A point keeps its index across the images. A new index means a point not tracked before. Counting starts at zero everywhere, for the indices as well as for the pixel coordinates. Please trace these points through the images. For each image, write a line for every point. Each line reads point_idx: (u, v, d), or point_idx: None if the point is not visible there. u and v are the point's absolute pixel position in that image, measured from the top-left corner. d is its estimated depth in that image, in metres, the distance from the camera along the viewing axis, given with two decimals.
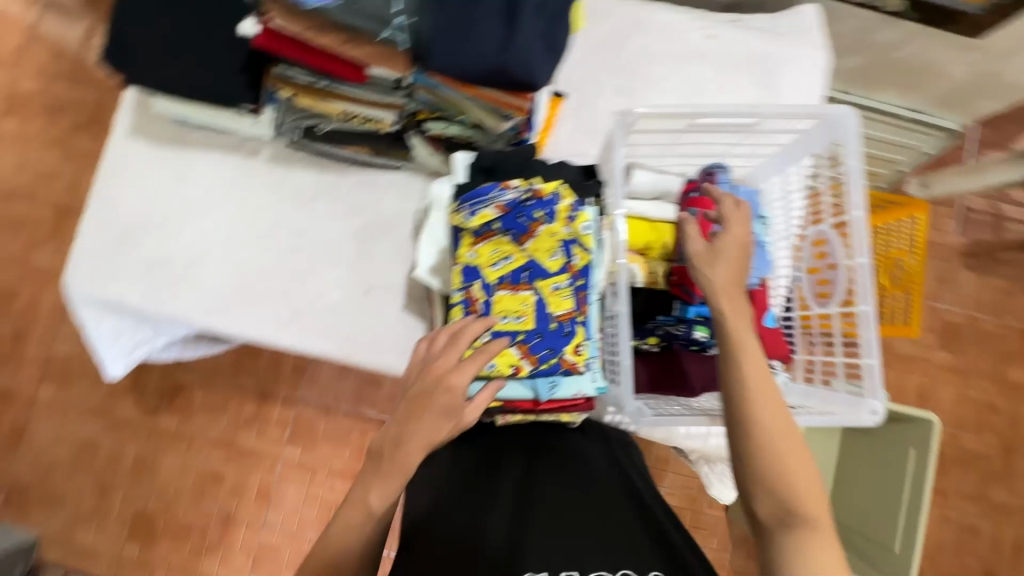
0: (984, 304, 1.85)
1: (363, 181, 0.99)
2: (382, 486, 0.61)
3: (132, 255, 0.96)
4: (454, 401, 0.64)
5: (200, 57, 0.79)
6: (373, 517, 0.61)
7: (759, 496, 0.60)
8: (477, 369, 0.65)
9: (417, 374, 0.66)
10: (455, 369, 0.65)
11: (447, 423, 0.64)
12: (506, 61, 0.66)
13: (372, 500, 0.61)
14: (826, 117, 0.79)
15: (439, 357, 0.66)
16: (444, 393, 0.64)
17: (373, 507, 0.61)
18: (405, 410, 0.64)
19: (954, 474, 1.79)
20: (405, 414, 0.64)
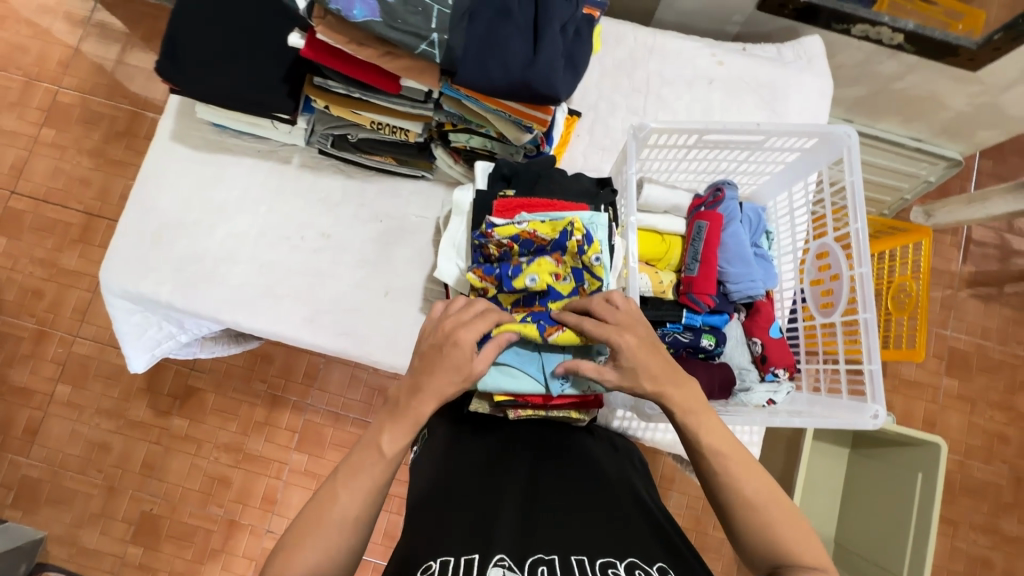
0: (990, 332, 1.86)
1: (386, 189, 1.05)
2: (394, 431, 0.63)
3: (165, 250, 1.01)
4: (462, 356, 0.64)
5: (246, 68, 0.86)
6: (385, 459, 0.62)
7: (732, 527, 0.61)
8: (482, 326, 0.66)
9: (431, 330, 0.68)
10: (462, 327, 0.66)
11: (456, 377, 0.64)
12: (530, 77, 0.72)
13: (384, 441, 0.62)
14: (828, 136, 0.83)
15: (451, 315, 0.68)
16: (451, 346, 0.64)
17: (385, 448, 0.62)
18: (420, 361, 0.66)
19: (964, 504, 1.77)
20: (420, 364, 0.66)
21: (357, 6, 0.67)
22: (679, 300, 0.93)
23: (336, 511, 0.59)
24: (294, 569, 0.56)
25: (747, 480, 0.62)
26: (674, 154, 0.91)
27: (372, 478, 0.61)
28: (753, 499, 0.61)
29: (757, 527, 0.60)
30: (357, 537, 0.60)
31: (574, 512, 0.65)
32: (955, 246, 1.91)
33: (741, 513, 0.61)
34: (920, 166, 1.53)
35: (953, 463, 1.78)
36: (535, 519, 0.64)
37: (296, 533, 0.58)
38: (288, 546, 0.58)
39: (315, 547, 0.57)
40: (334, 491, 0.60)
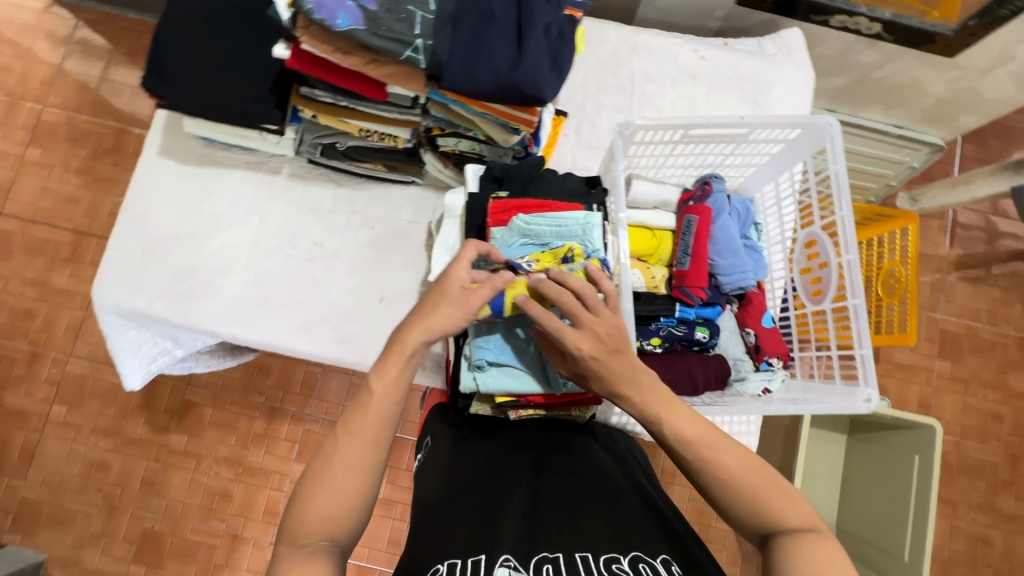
0: (980, 314, 1.89)
1: (376, 196, 1.05)
2: (386, 369, 0.63)
3: (158, 265, 1.01)
4: (450, 284, 0.67)
5: (232, 78, 0.86)
6: (379, 396, 0.63)
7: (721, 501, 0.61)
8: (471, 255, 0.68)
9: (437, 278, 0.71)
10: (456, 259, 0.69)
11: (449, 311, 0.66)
12: (516, 78, 0.72)
13: (375, 381, 0.63)
14: (811, 126, 0.84)
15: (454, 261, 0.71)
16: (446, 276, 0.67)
17: (377, 388, 0.63)
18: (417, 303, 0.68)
19: (962, 484, 1.79)
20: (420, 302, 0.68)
21: (341, 15, 0.67)
22: (671, 294, 0.95)
23: (339, 459, 0.60)
24: (310, 511, 0.58)
25: (726, 455, 0.61)
26: (661, 150, 0.92)
27: (377, 421, 0.62)
28: (738, 473, 0.60)
29: (740, 499, 0.60)
30: (369, 484, 0.61)
31: (579, 511, 0.65)
32: (942, 230, 1.93)
33: (722, 484, 0.61)
34: (903, 152, 1.55)
35: (949, 444, 1.80)
36: (540, 520, 0.64)
37: (304, 486, 0.60)
38: (299, 498, 0.59)
39: (322, 499, 0.59)
40: (336, 444, 0.61)
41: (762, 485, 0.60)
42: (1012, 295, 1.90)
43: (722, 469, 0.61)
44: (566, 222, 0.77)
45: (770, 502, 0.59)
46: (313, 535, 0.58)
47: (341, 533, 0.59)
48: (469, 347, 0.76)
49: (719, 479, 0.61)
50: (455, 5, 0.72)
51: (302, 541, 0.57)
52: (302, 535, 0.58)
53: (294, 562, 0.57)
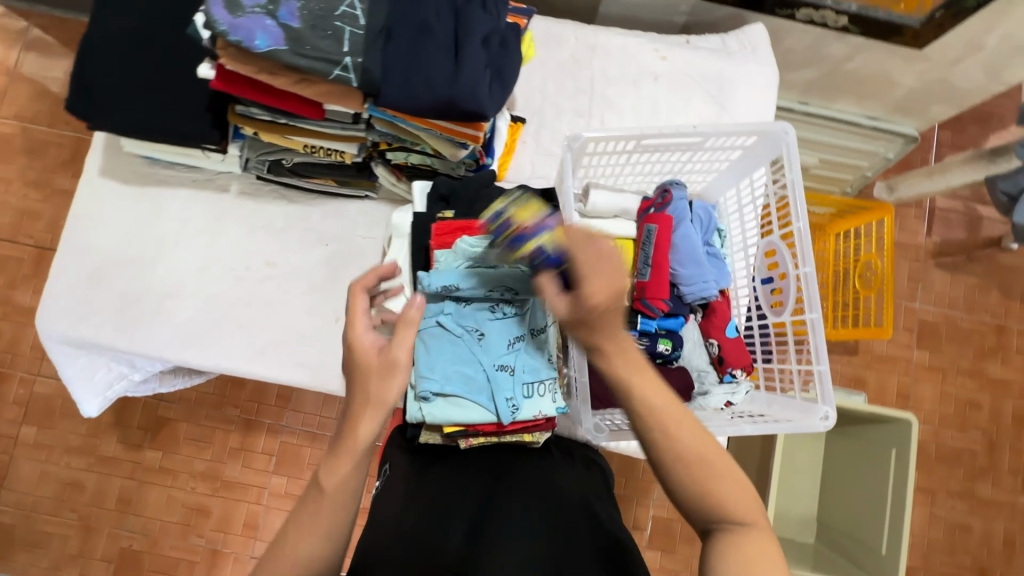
0: (958, 302, 1.88)
1: (329, 211, 1.02)
2: (335, 470, 0.58)
3: (104, 292, 0.97)
4: (362, 349, 0.61)
5: (164, 98, 0.82)
6: (327, 493, 0.58)
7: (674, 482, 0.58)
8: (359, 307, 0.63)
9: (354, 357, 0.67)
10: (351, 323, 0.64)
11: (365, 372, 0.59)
12: (454, 93, 0.69)
13: (326, 482, 0.58)
14: (767, 133, 0.82)
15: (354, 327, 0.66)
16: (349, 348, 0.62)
17: (325, 485, 0.58)
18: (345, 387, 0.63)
19: (942, 472, 1.80)
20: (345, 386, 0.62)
21: (259, 36, 0.64)
22: (633, 305, 0.90)
23: (292, 551, 0.57)
24: None
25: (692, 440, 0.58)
26: (618, 158, 0.89)
27: (331, 519, 0.58)
28: (702, 461, 0.57)
29: (695, 484, 0.57)
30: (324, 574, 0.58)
31: (523, 549, 0.65)
32: (919, 219, 1.92)
33: (684, 463, 0.57)
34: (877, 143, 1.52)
35: (928, 433, 1.81)
36: (482, 559, 0.63)
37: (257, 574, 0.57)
38: None
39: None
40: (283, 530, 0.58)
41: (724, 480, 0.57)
42: (989, 282, 1.90)
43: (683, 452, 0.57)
44: None
45: (727, 493, 0.56)
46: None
47: None
48: (413, 376, 0.73)
49: (681, 464, 0.57)
50: (387, 19, 0.69)
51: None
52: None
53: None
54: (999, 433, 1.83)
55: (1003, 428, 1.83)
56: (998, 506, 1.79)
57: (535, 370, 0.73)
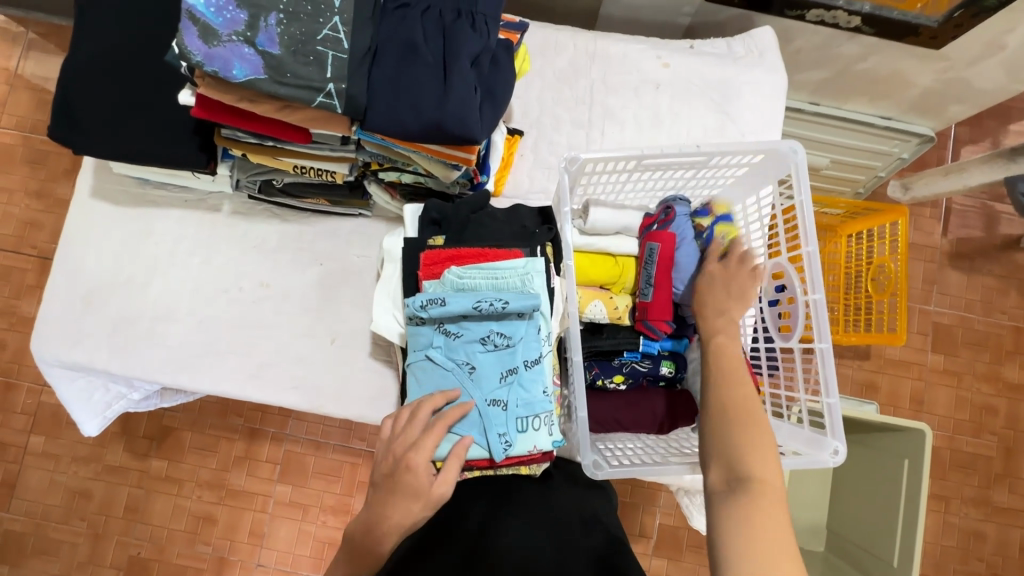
0: (974, 304, 1.83)
1: (323, 230, 1.00)
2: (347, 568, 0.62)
3: (97, 316, 0.96)
4: (418, 478, 0.61)
5: (149, 121, 0.80)
6: None
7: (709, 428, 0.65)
8: (432, 443, 0.62)
9: (382, 455, 0.65)
10: (415, 447, 0.63)
11: (416, 503, 0.61)
12: (442, 117, 0.66)
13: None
14: (775, 151, 0.78)
15: (399, 436, 0.65)
16: (406, 472, 0.61)
17: None
18: (373, 493, 0.63)
19: (956, 479, 1.75)
20: (376, 497, 0.62)
21: (236, 65, 0.62)
22: (635, 325, 0.89)
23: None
24: None
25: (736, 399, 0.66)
26: (618, 176, 0.86)
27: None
28: (735, 415, 0.64)
29: (726, 431, 0.63)
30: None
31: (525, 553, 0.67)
32: (935, 219, 1.86)
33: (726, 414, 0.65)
34: (891, 143, 1.46)
35: (942, 439, 1.76)
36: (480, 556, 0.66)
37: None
38: None
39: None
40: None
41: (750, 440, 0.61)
42: (1008, 283, 1.84)
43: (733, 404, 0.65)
44: (505, 273, 0.72)
45: (752, 448, 0.61)
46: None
47: None
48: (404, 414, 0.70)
49: (722, 412, 0.65)
50: (373, 40, 0.66)
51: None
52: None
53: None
54: (1016, 438, 1.78)
55: (1020, 433, 1.78)
56: (1014, 514, 1.75)
57: (529, 404, 0.71)
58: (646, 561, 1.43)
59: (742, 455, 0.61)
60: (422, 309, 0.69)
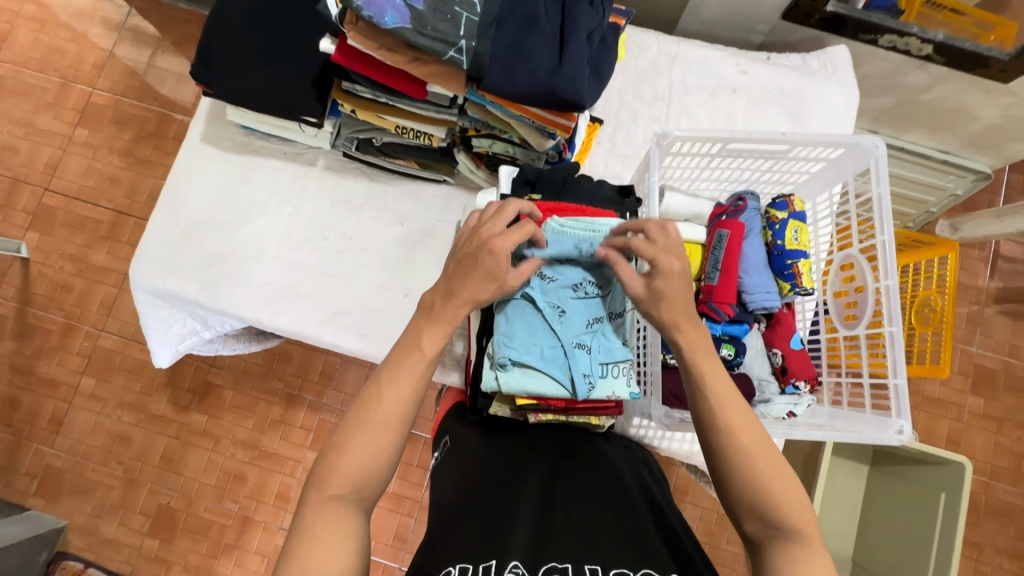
0: (1018, 350, 1.71)
1: (407, 192, 1.07)
2: (433, 330, 0.64)
3: (193, 249, 1.03)
4: (497, 265, 0.65)
5: (277, 72, 0.88)
6: (425, 359, 0.63)
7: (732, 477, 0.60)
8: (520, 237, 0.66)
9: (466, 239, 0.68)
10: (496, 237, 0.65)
11: (491, 285, 0.65)
12: (555, 84, 0.72)
13: (424, 340, 0.64)
14: (856, 146, 0.83)
15: (485, 224, 0.67)
16: (487, 254, 0.64)
17: (426, 347, 0.64)
18: (454, 267, 0.66)
19: (989, 526, 1.62)
20: (454, 271, 0.66)
21: (388, 13, 0.69)
22: (698, 308, 0.93)
23: (380, 412, 0.60)
24: (346, 465, 0.58)
25: (771, 479, 0.59)
26: (697, 163, 0.92)
27: (413, 377, 0.62)
28: (775, 499, 0.58)
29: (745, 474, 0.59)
30: (402, 437, 0.61)
31: (597, 519, 0.63)
32: (982, 261, 1.77)
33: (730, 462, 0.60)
34: (946, 179, 1.48)
35: (978, 484, 1.63)
36: (551, 521, 0.63)
37: (340, 436, 0.60)
38: (333, 450, 0.59)
39: (353, 457, 0.58)
40: (377, 395, 0.61)
41: (798, 519, 0.57)
42: None
43: (770, 489, 0.58)
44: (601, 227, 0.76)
45: (771, 489, 0.58)
46: (343, 487, 0.58)
47: (368, 484, 0.59)
48: (492, 345, 0.75)
49: (758, 497, 0.58)
50: (499, 10, 0.73)
51: (329, 492, 0.57)
52: (331, 486, 0.58)
53: (318, 514, 0.56)
54: None
55: None
56: None
57: (609, 353, 0.77)
58: None
59: (736, 437, 0.60)
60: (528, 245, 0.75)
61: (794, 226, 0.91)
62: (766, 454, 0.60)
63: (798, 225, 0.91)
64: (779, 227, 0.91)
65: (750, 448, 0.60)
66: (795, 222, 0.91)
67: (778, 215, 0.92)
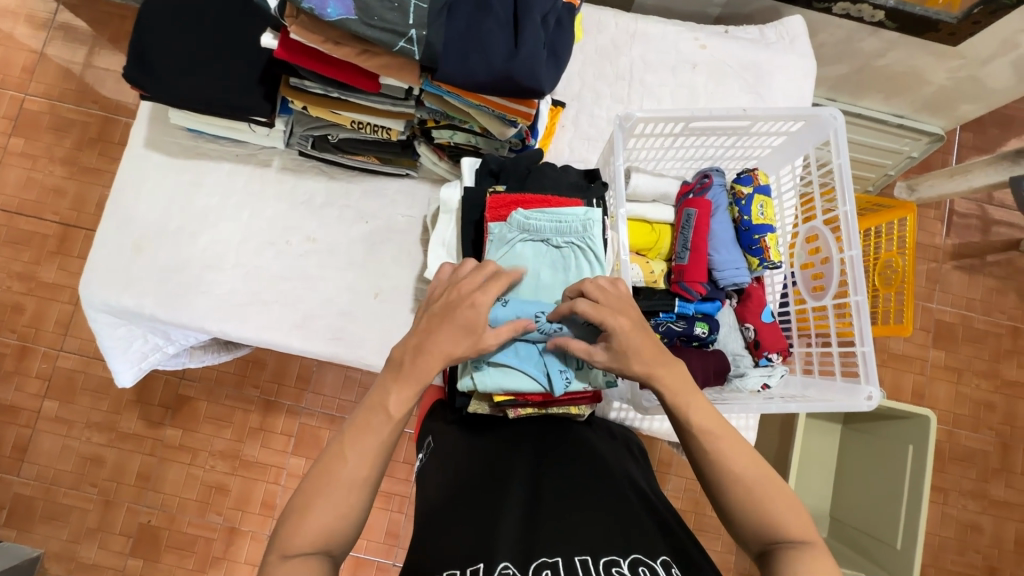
0: (974, 303, 1.79)
1: (369, 189, 1.03)
2: (401, 392, 0.61)
3: (146, 264, 0.98)
4: (476, 317, 0.63)
5: (220, 71, 0.83)
6: (392, 421, 0.60)
7: (732, 504, 0.60)
8: (500, 288, 0.65)
9: (445, 292, 0.66)
10: (480, 289, 0.64)
11: (467, 339, 0.63)
12: (512, 69, 0.70)
13: (391, 403, 0.60)
14: (815, 119, 0.84)
15: (466, 278, 0.66)
16: (468, 307, 0.63)
17: (393, 411, 0.60)
18: (426, 322, 0.64)
19: (953, 471, 1.71)
20: (429, 324, 0.64)
21: (331, 4, 0.66)
22: (670, 288, 0.94)
23: (344, 473, 0.58)
24: (309, 526, 0.56)
25: (760, 481, 0.60)
26: (661, 143, 0.91)
27: (380, 437, 0.60)
28: (769, 501, 0.59)
29: (743, 498, 0.60)
30: (367, 496, 0.59)
31: (582, 509, 0.63)
32: (938, 219, 1.82)
33: (726, 485, 0.60)
34: (903, 142, 1.50)
35: (942, 433, 1.72)
36: (539, 516, 0.62)
37: (304, 494, 0.58)
38: (295, 512, 0.57)
39: (318, 515, 0.56)
40: (341, 453, 0.59)
41: (790, 517, 0.58)
42: (1008, 284, 1.80)
43: (761, 491, 0.59)
44: (566, 218, 0.76)
45: (772, 512, 0.58)
46: (307, 546, 0.56)
47: (333, 542, 0.57)
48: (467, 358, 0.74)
49: (749, 502, 0.59)
50: None
51: (292, 551, 0.55)
52: (294, 545, 0.55)
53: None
54: (1015, 435, 1.73)
55: (1021, 431, 1.74)
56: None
57: None
58: None
59: (731, 461, 0.61)
60: (499, 262, 0.75)
61: (760, 200, 0.92)
62: (761, 474, 0.60)
63: (764, 200, 0.92)
64: (746, 202, 0.92)
65: (746, 470, 0.60)
66: (761, 197, 0.92)
67: (743, 190, 0.93)
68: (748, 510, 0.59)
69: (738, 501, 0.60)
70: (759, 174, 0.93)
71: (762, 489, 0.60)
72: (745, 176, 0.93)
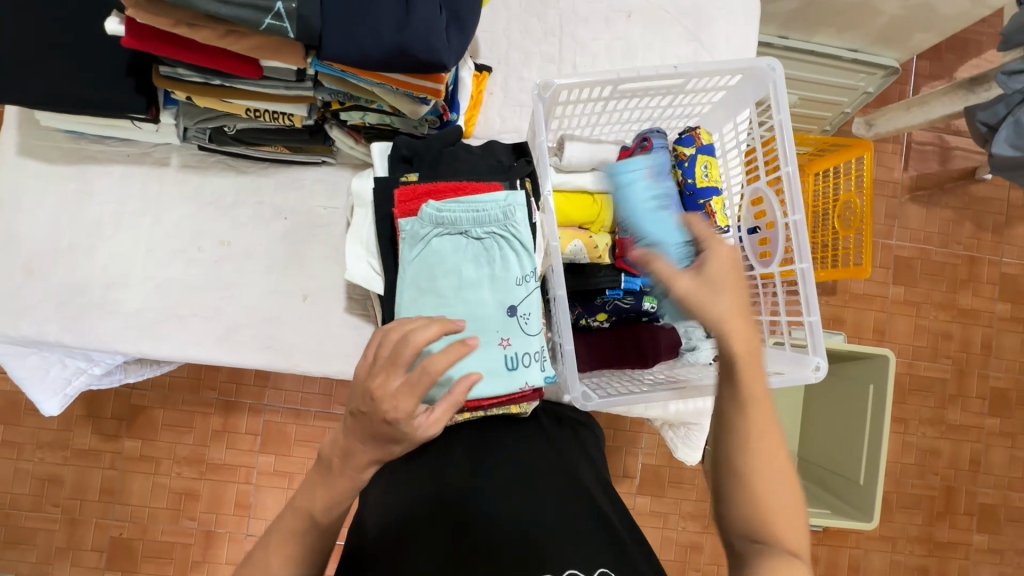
0: (932, 235, 1.79)
1: (283, 181, 0.94)
2: (324, 495, 0.55)
3: (42, 288, 0.89)
4: (398, 430, 0.51)
5: (71, 65, 0.72)
6: (318, 526, 0.55)
7: (739, 499, 0.50)
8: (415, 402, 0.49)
9: (360, 386, 0.51)
10: (396, 398, 0.49)
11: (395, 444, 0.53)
12: (404, 40, 0.61)
13: (317, 505, 0.55)
14: (754, 71, 0.78)
15: (379, 378, 0.49)
16: (387, 423, 0.50)
17: (320, 517, 0.55)
18: (354, 420, 0.53)
19: (913, 401, 1.76)
20: (352, 427, 0.53)
21: None
22: (616, 264, 0.87)
23: None
24: None
25: (778, 490, 0.49)
26: (594, 107, 0.84)
27: (304, 542, 0.55)
28: (779, 516, 0.49)
29: (751, 498, 0.49)
30: None
31: (516, 526, 0.61)
32: (896, 153, 1.79)
33: (744, 478, 0.50)
34: (859, 77, 1.44)
35: (901, 366, 1.75)
36: (470, 540, 0.60)
37: None
38: None
39: None
40: (263, 560, 0.54)
41: (792, 537, 0.49)
42: (965, 213, 1.80)
43: (776, 504, 0.49)
44: (485, 205, 0.73)
45: (775, 520, 0.49)
46: None
47: None
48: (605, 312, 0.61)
49: (761, 516, 0.49)
50: None
51: None
52: None
53: None
54: (971, 360, 1.78)
55: (976, 356, 1.78)
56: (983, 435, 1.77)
57: (523, 342, 0.74)
58: (632, 499, 1.40)
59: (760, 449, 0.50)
60: (416, 260, 0.73)
61: (704, 161, 0.86)
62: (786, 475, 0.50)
63: (709, 160, 0.86)
64: (689, 164, 0.85)
65: (772, 468, 0.50)
66: (705, 158, 0.86)
67: (686, 152, 0.86)
68: (750, 516, 0.49)
69: (748, 501, 0.49)
70: (702, 132, 0.86)
71: (775, 495, 0.49)
72: (687, 135, 0.86)
